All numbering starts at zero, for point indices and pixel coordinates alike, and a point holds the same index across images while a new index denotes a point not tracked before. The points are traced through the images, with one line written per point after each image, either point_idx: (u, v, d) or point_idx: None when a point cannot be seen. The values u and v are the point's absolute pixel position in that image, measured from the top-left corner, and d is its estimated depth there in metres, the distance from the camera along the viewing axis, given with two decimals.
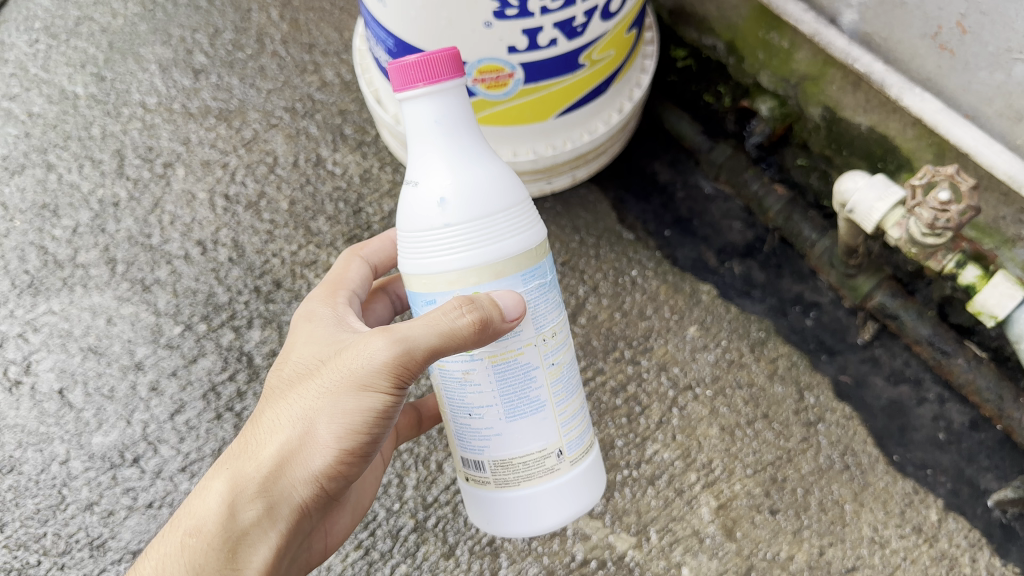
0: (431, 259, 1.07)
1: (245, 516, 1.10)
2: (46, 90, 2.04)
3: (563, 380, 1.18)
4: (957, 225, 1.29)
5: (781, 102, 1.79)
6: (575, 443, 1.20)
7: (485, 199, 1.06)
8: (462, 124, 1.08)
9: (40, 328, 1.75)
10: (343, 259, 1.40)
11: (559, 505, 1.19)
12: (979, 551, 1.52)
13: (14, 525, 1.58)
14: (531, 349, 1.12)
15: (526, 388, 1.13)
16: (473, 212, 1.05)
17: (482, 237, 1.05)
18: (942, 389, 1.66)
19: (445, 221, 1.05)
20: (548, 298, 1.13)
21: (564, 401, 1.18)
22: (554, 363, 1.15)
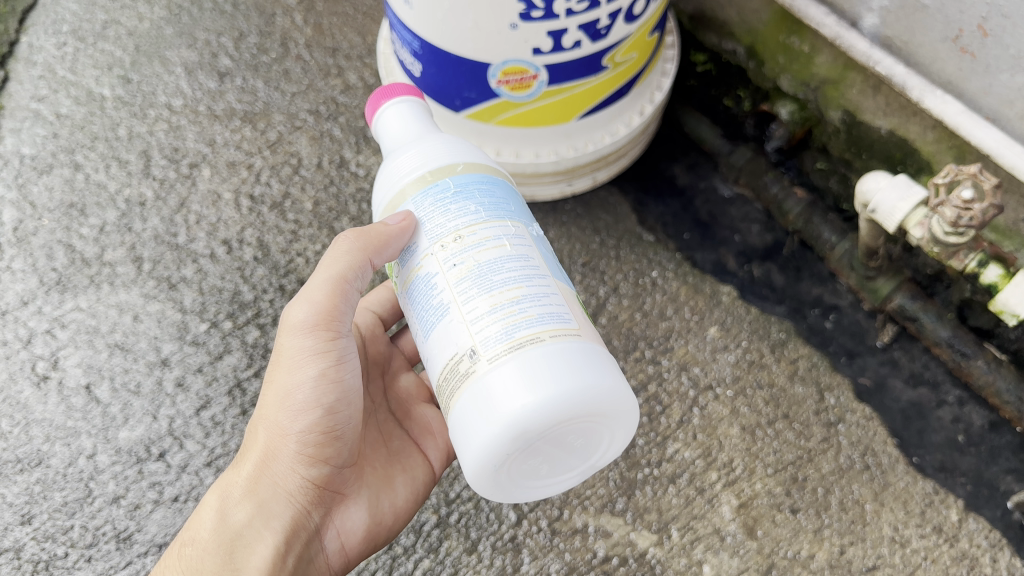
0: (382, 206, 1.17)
1: (236, 519, 1.21)
2: (73, 92, 2.07)
3: (472, 275, 1.06)
4: (979, 224, 1.31)
5: (801, 106, 1.81)
6: (495, 338, 1.02)
7: (419, 143, 1.17)
8: (411, 110, 1.24)
9: (67, 324, 1.77)
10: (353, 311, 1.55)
11: (490, 406, 1.00)
12: (999, 551, 1.52)
13: (42, 517, 1.60)
14: (429, 257, 1.09)
15: (427, 297, 1.08)
16: (407, 153, 1.16)
17: (411, 164, 1.15)
18: (961, 391, 1.67)
19: (387, 172, 1.18)
20: (449, 207, 1.10)
21: (480, 299, 1.04)
22: (456, 265, 1.07)
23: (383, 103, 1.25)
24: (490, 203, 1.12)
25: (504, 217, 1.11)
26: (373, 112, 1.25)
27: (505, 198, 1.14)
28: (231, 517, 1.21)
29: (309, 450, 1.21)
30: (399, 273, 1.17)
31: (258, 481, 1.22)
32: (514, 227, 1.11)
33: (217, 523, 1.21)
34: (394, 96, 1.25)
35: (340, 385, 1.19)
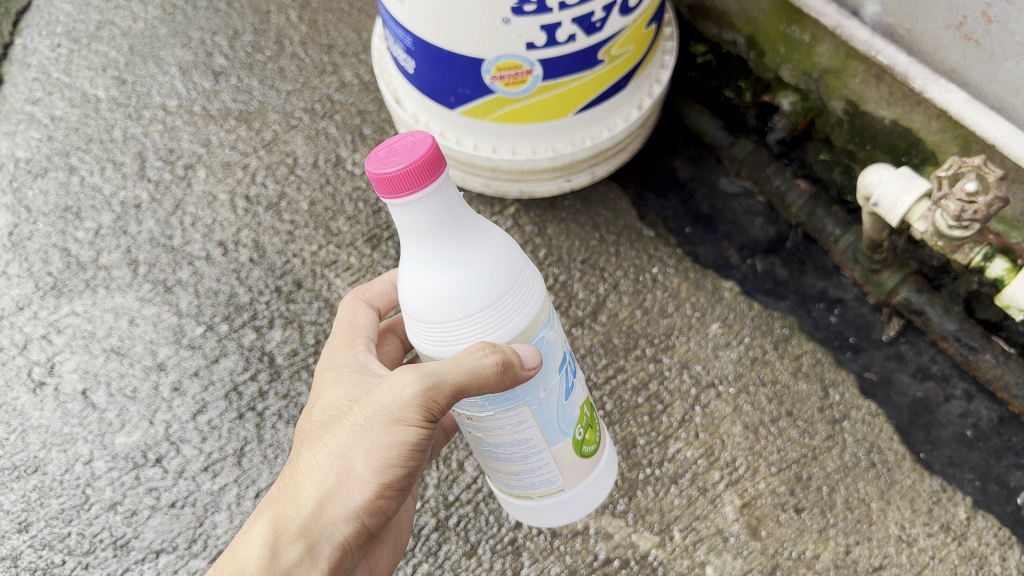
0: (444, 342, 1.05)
1: (285, 558, 1.11)
2: (68, 94, 2.05)
3: (513, 447, 1.19)
4: (984, 216, 1.27)
5: (804, 96, 1.77)
6: (531, 485, 1.29)
7: (486, 289, 1.01)
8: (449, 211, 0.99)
9: (63, 329, 1.76)
10: (347, 305, 1.36)
11: (583, 502, 1.38)
12: (1009, 550, 1.49)
13: (39, 525, 1.59)
14: (479, 433, 1.20)
15: (489, 452, 1.23)
16: (477, 302, 1.02)
17: (492, 317, 1.04)
18: (969, 385, 1.64)
19: (448, 315, 1.02)
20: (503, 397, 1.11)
21: (522, 463, 1.23)
22: (509, 440, 1.18)
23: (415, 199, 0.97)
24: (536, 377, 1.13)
25: (550, 380, 1.15)
26: (398, 195, 0.96)
27: (556, 331, 1.16)
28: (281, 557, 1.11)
29: (380, 504, 1.13)
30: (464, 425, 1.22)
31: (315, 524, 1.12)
32: (549, 394, 1.16)
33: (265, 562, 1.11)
34: (432, 196, 0.97)
35: (423, 452, 1.13)
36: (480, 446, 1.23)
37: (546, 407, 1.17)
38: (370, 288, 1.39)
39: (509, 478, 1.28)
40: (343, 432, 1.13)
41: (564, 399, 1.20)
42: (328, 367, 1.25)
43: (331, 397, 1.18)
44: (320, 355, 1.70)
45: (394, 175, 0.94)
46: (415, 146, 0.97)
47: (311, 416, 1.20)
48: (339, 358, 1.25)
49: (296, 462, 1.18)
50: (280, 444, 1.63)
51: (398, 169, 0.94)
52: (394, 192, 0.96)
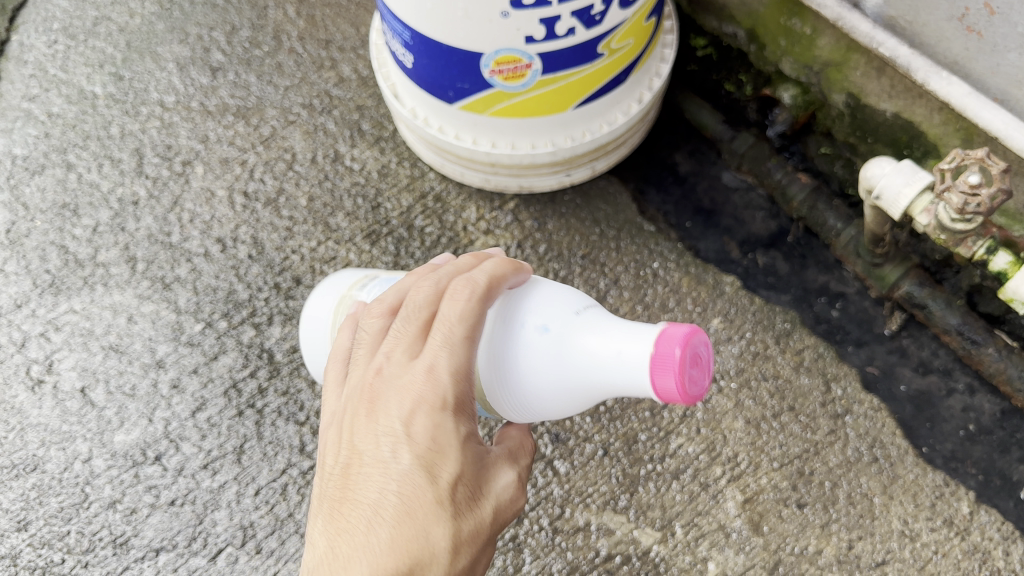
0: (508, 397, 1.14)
1: None
2: (65, 91, 2.04)
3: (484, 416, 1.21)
4: (988, 209, 1.26)
5: (804, 90, 1.76)
6: None
7: (574, 404, 1.13)
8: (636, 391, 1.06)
9: (61, 327, 1.75)
10: (454, 315, 1.04)
11: None
12: (1012, 544, 1.49)
13: (38, 523, 1.58)
14: None
15: None
16: (562, 406, 1.13)
17: (553, 411, 1.15)
18: (971, 378, 1.63)
19: (536, 396, 1.11)
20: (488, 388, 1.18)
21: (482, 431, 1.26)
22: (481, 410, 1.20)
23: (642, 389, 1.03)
24: None
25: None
26: (652, 356, 0.99)
27: None
28: None
29: None
30: None
31: None
32: None
33: None
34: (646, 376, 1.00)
35: None
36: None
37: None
38: (491, 287, 1.07)
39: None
40: (478, 538, 1.03)
41: None
42: (456, 411, 1.03)
43: (466, 474, 1.03)
44: None
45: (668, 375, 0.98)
46: (701, 390, 1.04)
47: (443, 491, 1.00)
48: (466, 402, 1.04)
49: (408, 547, 0.99)
50: (280, 441, 1.62)
51: (686, 398, 1.00)
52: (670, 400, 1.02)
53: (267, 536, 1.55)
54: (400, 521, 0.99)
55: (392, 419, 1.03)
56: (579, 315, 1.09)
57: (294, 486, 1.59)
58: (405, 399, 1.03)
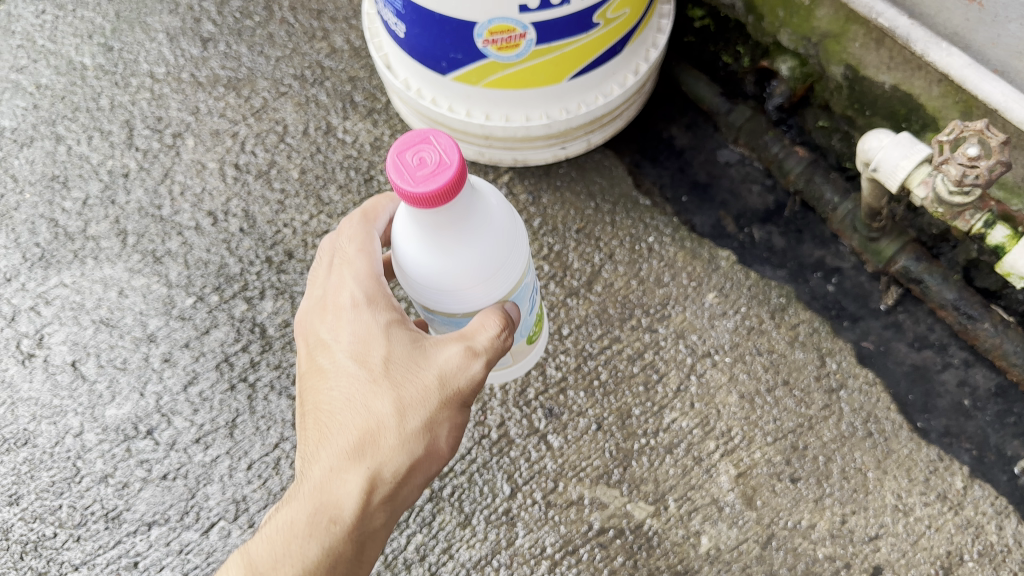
0: (439, 307, 1.15)
1: (374, 517, 1.16)
2: (53, 62, 2.01)
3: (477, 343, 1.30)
4: (986, 181, 1.24)
5: (802, 62, 1.74)
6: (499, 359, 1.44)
7: (462, 274, 1.09)
8: (436, 220, 1.04)
9: (52, 301, 1.74)
10: (357, 233, 1.23)
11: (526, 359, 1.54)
12: (1005, 519, 1.49)
13: (29, 497, 1.58)
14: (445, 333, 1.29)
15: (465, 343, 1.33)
16: (449, 284, 1.09)
17: (467, 290, 1.11)
18: (967, 353, 1.63)
19: (434, 290, 1.11)
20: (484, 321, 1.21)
21: None
22: None
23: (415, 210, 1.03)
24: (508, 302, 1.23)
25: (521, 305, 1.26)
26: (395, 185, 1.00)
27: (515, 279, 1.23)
28: (371, 518, 1.16)
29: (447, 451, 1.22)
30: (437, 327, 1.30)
31: (401, 486, 1.16)
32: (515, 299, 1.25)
33: (360, 525, 1.15)
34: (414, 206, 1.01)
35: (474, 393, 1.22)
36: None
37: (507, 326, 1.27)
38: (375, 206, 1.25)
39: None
40: (427, 403, 1.14)
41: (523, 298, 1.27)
42: (369, 305, 1.18)
43: (394, 355, 1.16)
44: None
45: (401, 186, 0.98)
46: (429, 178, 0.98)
47: (376, 371, 1.15)
48: (379, 297, 1.19)
49: (362, 421, 1.15)
50: (273, 415, 1.61)
51: (414, 195, 0.99)
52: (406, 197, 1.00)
53: (259, 510, 1.55)
54: (347, 404, 1.16)
55: (319, 332, 1.20)
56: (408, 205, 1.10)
57: (287, 460, 1.58)
58: (326, 315, 1.21)
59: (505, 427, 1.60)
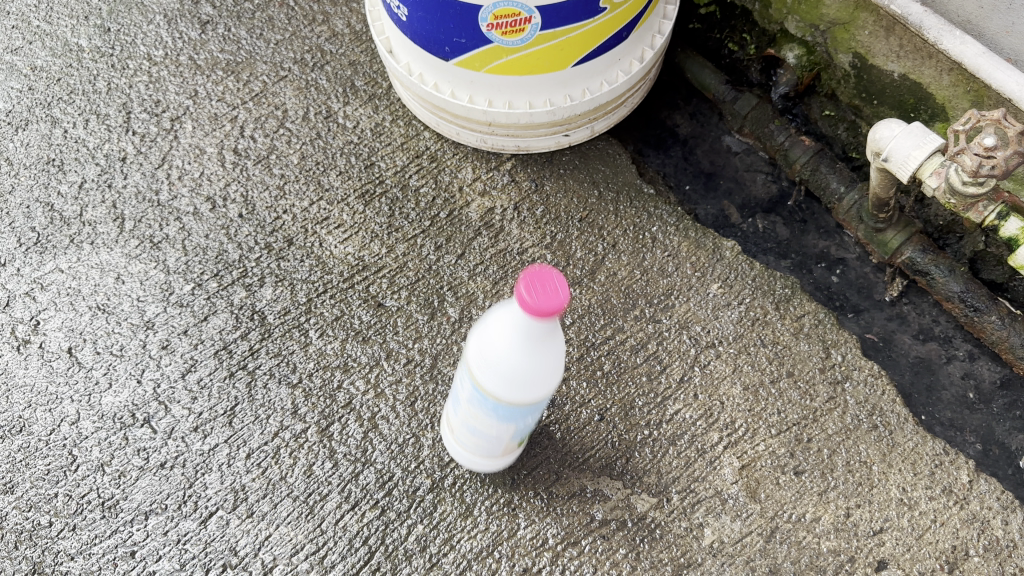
0: (483, 382, 1.19)
1: None
2: (49, 43, 1.99)
3: (491, 428, 1.32)
4: (1003, 172, 1.22)
5: (809, 50, 1.73)
6: (494, 447, 1.41)
7: (534, 365, 1.14)
8: (537, 325, 1.09)
9: (47, 286, 1.71)
10: None
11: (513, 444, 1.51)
12: (1011, 513, 1.48)
13: (24, 486, 1.53)
14: (475, 415, 1.30)
15: (481, 430, 1.33)
16: (514, 376, 1.15)
17: (524, 386, 1.17)
18: (972, 346, 1.67)
19: (498, 374, 1.16)
20: (508, 414, 1.25)
21: (500, 437, 1.34)
22: (490, 425, 1.30)
23: (520, 312, 1.08)
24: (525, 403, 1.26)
25: (533, 417, 1.29)
26: (528, 288, 1.04)
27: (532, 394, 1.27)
28: None
29: None
30: (478, 415, 1.30)
31: None
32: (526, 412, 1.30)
33: None
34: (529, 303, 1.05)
35: None
36: (463, 425, 1.37)
37: (512, 429, 1.31)
38: None
39: (464, 438, 1.40)
40: None
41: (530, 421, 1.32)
42: None
43: None
44: (312, 314, 1.67)
45: (528, 292, 1.04)
46: (550, 299, 1.03)
47: None
48: None
49: None
50: (272, 403, 1.59)
51: (539, 308, 1.03)
52: (524, 307, 1.05)
53: (259, 499, 1.50)
54: None
55: None
56: (495, 325, 1.14)
57: (286, 449, 1.54)
58: None
59: None
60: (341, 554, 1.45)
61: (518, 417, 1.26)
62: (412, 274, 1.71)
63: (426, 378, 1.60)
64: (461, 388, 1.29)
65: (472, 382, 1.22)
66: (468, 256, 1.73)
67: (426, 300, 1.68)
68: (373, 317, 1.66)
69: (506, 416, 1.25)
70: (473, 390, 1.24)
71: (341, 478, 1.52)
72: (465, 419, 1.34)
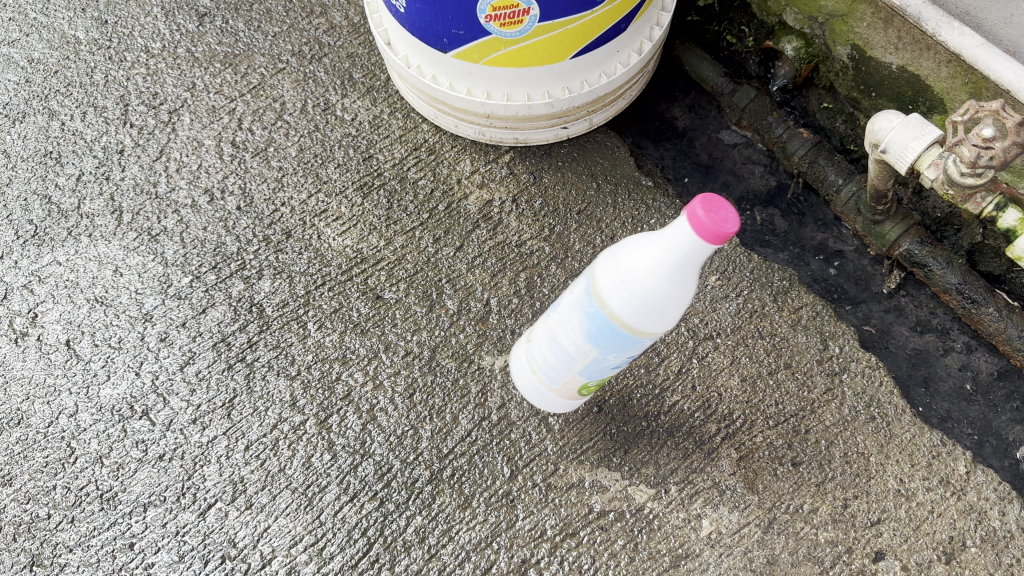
0: (605, 295, 1.18)
1: None
2: (46, 35, 1.99)
3: (568, 343, 1.29)
4: (1000, 163, 1.22)
5: (807, 42, 1.72)
6: (552, 372, 1.38)
7: (659, 290, 1.13)
8: (699, 253, 1.07)
9: (45, 279, 1.71)
10: None
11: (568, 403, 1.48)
12: (1008, 504, 1.48)
13: (23, 478, 1.53)
14: (583, 344, 1.27)
15: (562, 346, 1.31)
16: (645, 304, 1.15)
17: (641, 305, 1.15)
18: (969, 338, 1.68)
19: (634, 289, 1.14)
20: (603, 337, 1.23)
21: (575, 361, 1.31)
22: (581, 350, 1.28)
23: (686, 237, 1.06)
24: (615, 343, 1.23)
25: (623, 356, 1.27)
26: (712, 204, 1.02)
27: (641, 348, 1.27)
28: None
29: None
30: (571, 323, 1.27)
31: None
32: (616, 359, 1.28)
33: None
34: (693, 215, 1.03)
35: None
36: (545, 335, 1.35)
37: (588, 361, 1.29)
38: None
39: (539, 350, 1.38)
40: None
41: (612, 363, 1.29)
42: None
43: None
44: (311, 307, 1.67)
45: (700, 204, 1.02)
46: (722, 222, 1.01)
47: None
48: None
49: None
50: (271, 395, 1.59)
51: (713, 226, 1.01)
52: (695, 226, 1.03)
53: (258, 491, 1.51)
54: None
55: None
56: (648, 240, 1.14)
57: (285, 441, 1.55)
58: None
59: (506, 409, 1.57)
60: (341, 546, 1.46)
61: (613, 347, 1.24)
62: (410, 266, 1.71)
63: (425, 370, 1.61)
64: (571, 293, 1.28)
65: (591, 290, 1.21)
66: (466, 248, 1.73)
67: (424, 292, 1.68)
68: (372, 309, 1.66)
69: (602, 340, 1.23)
70: (587, 294, 1.23)
71: (340, 470, 1.52)
72: (552, 327, 1.32)
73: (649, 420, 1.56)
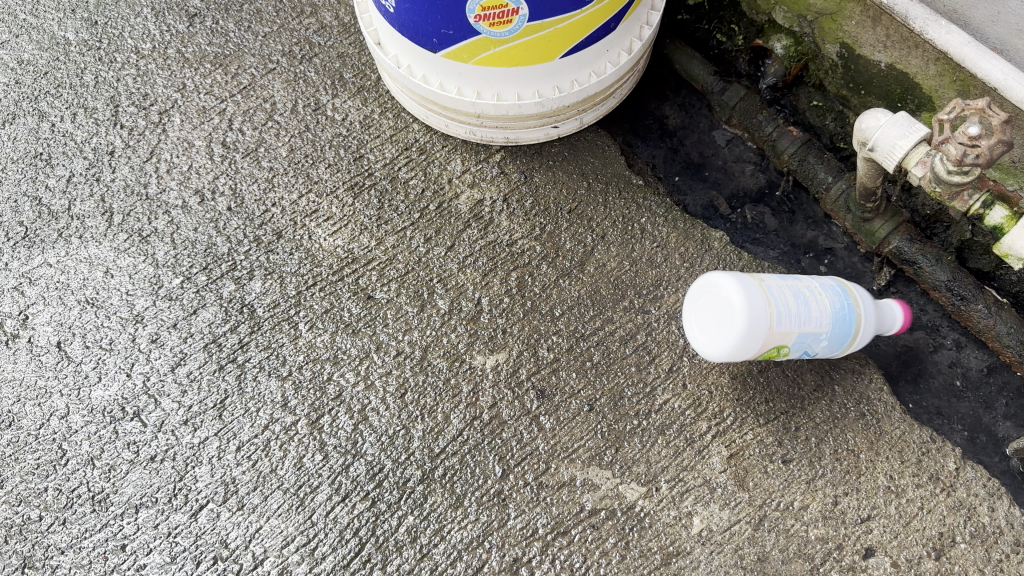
0: (865, 301, 1.47)
1: None
2: (36, 37, 1.99)
3: (811, 302, 1.43)
4: (986, 161, 1.21)
5: (796, 41, 1.73)
6: (802, 329, 1.42)
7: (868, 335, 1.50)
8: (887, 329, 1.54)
9: (36, 281, 1.71)
10: None
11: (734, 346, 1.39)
12: (997, 500, 1.49)
13: (14, 480, 1.53)
14: (816, 293, 1.46)
15: (807, 301, 1.43)
16: (874, 328, 1.51)
17: (871, 319, 1.49)
18: (959, 335, 1.69)
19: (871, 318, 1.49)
20: (845, 326, 1.46)
21: (807, 322, 1.42)
22: (825, 318, 1.44)
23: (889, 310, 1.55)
24: (840, 338, 1.47)
25: (823, 352, 1.48)
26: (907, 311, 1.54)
27: (829, 347, 1.47)
28: None
29: None
30: (819, 301, 1.44)
31: None
32: (822, 343, 1.46)
33: None
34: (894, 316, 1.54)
35: None
36: (794, 290, 1.43)
37: (812, 329, 1.43)
38: None
39: (782, 292, 1.42)
40: None
41: (812, 346, 1.46)
42: None
43: None
44: (302, 307, 1.67)
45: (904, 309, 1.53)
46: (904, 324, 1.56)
47: None
48: None
49: None
50: (262, 396, 1.59)
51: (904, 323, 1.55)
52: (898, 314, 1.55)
53: (249, 492, 1.51)
54: None
55: None
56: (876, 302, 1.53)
57: (277, 442, 1.55)
58: None
59: (497, 408, 1.57)
60: (332, 546, 1.46)
61: (839, 336, 1.46)
62: (401, 266, 1.71)
63: (415, 370, 1.61)
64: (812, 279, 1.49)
65: (851, 291, 1.46)
66: (457, 248, 1.73)
67: (415, 292, 1.68)
68: (363, 310, 1.66)
69: (844, 329, 1.46)
70: (840, 291, 1.47)
71: (331, 470, 1.52)
72: (801, 287, 1.44)
73: (640, 418, 1.56)
